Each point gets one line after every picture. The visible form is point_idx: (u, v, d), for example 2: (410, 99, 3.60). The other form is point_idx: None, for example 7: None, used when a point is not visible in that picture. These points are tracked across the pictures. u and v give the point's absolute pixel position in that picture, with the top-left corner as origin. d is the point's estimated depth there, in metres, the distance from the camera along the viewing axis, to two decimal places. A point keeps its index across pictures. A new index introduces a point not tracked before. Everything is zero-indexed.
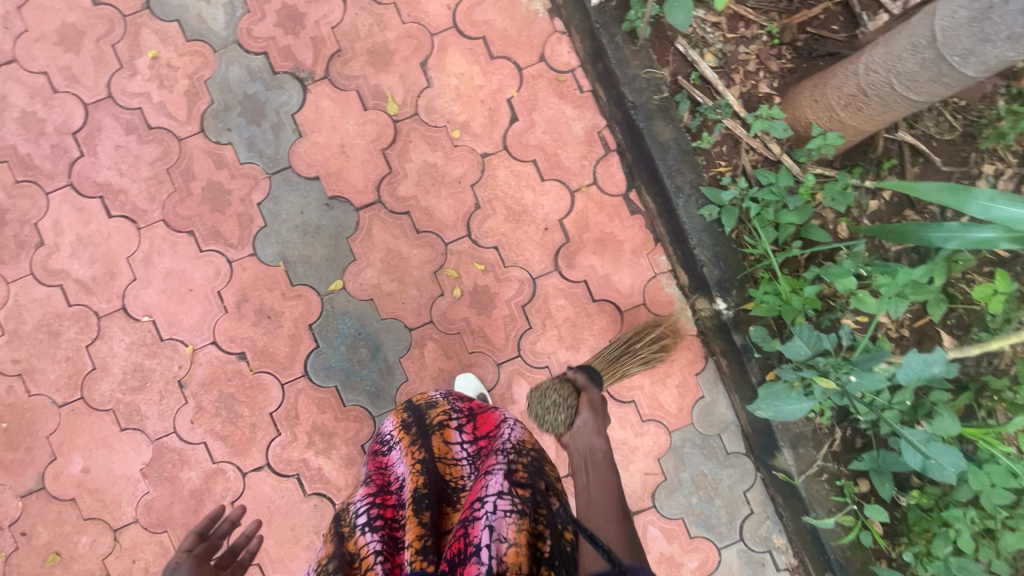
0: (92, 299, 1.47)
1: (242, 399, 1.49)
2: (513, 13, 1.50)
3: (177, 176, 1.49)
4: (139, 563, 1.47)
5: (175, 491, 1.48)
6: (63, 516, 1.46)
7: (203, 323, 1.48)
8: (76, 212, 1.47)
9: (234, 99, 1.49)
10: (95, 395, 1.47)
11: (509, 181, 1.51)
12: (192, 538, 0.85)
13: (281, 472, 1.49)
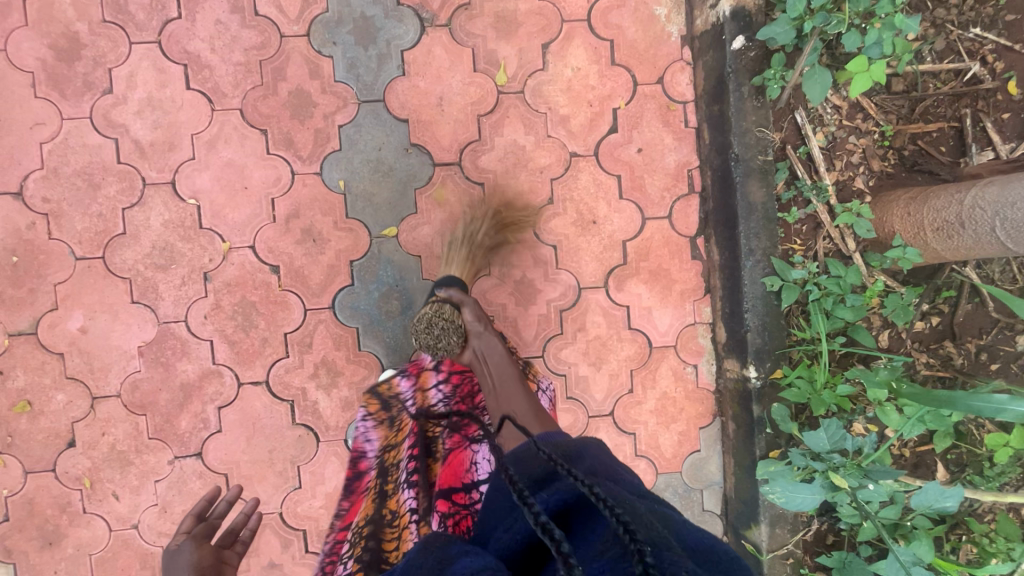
0: (144, 164, 1.42)
1: (261, 311, 1.45)
2: (647, 27, 1.48)
3: (268, 71, 1.43)
4: (108, 437, 1.44)
5: (165, 379, 1.44)
6: (46, 368, 1.42)
7: (247, 225, 1.44)
8: (155, 72, 1.41)
9: (349, 15, 1.44)
10: (116, 260, 1.42)
11: (589, 187, 1.50)
12: (192, 519, 1.04)
13: (277, 393, 1.47)
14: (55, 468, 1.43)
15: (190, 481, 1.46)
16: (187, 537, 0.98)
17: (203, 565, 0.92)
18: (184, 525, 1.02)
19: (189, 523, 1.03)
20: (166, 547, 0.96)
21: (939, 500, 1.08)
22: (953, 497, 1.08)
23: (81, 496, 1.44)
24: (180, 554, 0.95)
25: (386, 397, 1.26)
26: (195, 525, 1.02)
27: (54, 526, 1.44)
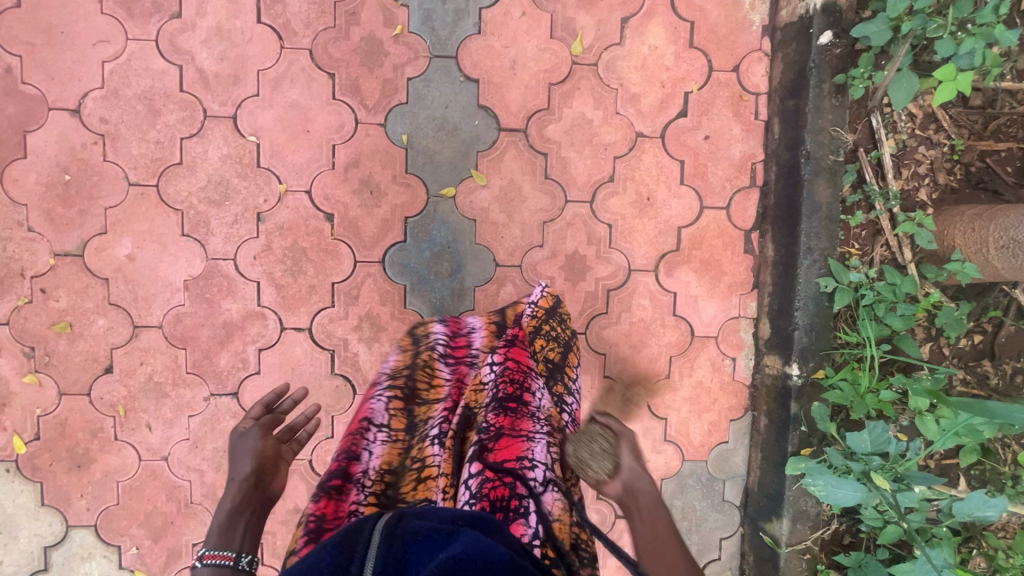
0: (207, 95, 1.38)
1: (311, 258, 1.44)
2: (730, 13, 1.45)
3: (341, 14, 1.40)
4: (146, 367, 1.43)
5: (208, 316, 1.43)
6: (89, 291, 1.40)
7: (305, 168, 1.42)
8: (227, 2, 1.38)
9: None
10: (170, 189, 1.39)
11: (651, 170, 1.49)
12: (258, 409, 1.16)
13: (319, 342, 1.46)
14: (90, 392, 1.42)
15: (223, 420, 1.46)
16: (256, 423, 1.12)
17: (265, 454, 1.06)
18: (253, 412, 1.15)
19: (259, 411, 1.15)
20: (236, 428, 1.10)
21: (981, 509, 1.17)
22: (994, 506, 1.15)
23: (114, 423, 1.44)
24: (253, 434, 1.10)
25: (426, 344, 1.21)
26: (264, 411, 1.16)
27: (83, 450, 1.44)
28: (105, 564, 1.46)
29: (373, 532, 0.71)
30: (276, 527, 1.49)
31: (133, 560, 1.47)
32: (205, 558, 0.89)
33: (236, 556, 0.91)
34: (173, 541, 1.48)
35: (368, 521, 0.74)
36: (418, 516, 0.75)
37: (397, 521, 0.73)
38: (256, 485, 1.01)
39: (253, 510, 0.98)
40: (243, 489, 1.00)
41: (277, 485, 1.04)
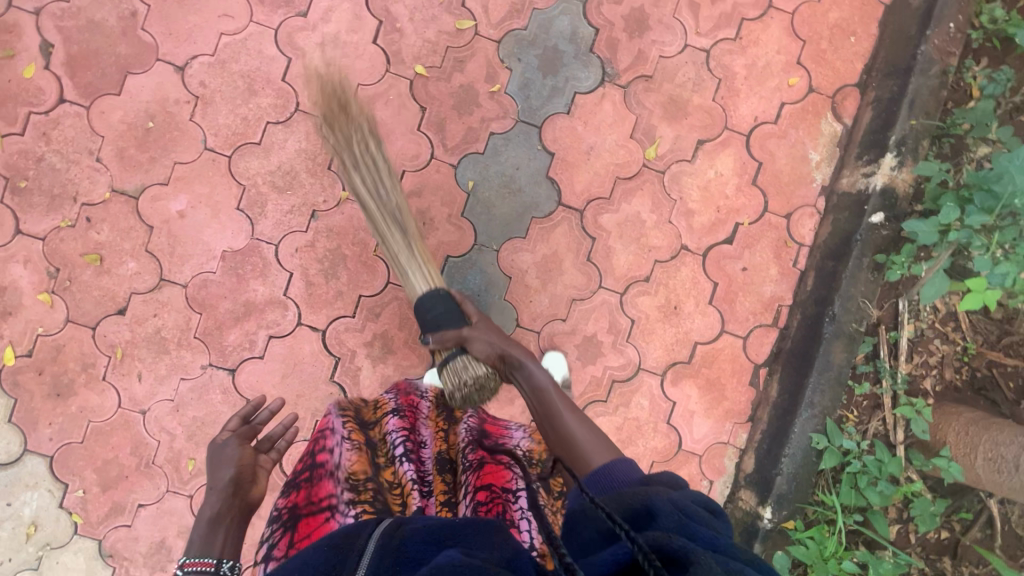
0: (305, 91, 1.46)
1: (348, 265, 1.48)
2: (798, 165, 1.54)
3: (449, 59, 1.49)
4: (157, 320, 1.45)
5: (233, 290, 1.46)
6: (131, 233, 1.43)
7: (371, 183, 1.48)
8: (352, 17, 1.47)
9: (543, 42, 1.51)
10: (241, 164, 1.45)
11: (685, 282, 1.55)
12: (235, 420, 1.12)
13: (328, 346, 1.48)
14: (95, 327, 1.43)
15: (211, 393, 1.46)
16: (224, 445, 1.05)
17: (238, 463, 1.01)
18: (229, 424, 1.11)
19: (235, 423, 1.11)
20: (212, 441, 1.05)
21: None
22: None
23: (107, 363, 1.44)
24: (228, 446, 1.05)
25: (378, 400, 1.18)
26: (239, 428, 1.10)
27: (68, 380, 1.43)
28: (46, 498, 1.44)
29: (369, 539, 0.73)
30: None
31: (74, 503, 1.44)
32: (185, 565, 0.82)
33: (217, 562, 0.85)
34: (119, 496, 1.45)
35: (365, 527, 0.76)
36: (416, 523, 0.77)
37: (393, 528, 0.75)
38: (226, 495, 0.95)
39: (230, 521, 0.92)
40: (219, 498, 0.94)
41: (255, 495, 0.99)
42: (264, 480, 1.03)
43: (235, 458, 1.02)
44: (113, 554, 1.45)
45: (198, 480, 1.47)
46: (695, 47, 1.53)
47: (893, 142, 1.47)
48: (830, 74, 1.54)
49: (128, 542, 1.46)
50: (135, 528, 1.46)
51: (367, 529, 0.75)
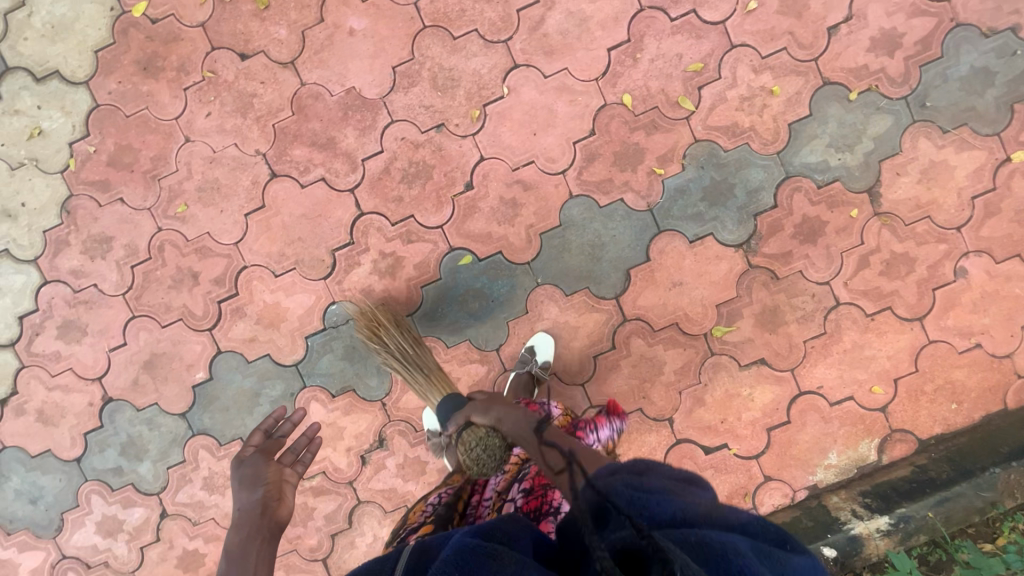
0: (523, 35, 1.45)
1: (425, 186, 1.49)
2: (812, 452, 1.49)
3: (646, 116, 1.46)
4: (260, 88, 1.48)
5: (331, 122, 1.48)
6: (304, 11, 1.46)
7: (500, 146, 1.48)
8: (610, 17, 1.45)
9: (727, 174, 1.46)
10: (426, 41, 1.46)
11: (642, 445, 1.52)
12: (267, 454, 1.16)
13: (354, 227, 1.51)
14: (213, 49, 1.48)
15: (243, 175, 1.50)
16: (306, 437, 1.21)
17: (266, 481, 1.06)
18: (253, 439, 1.18)
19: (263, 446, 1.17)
20: (236, 455, 1.12)
21: None
22: None
23: (197, 82, 1.49)
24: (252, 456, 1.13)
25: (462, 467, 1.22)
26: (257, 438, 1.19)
27: (160, 66, 1.49)
28: (64, 130, 1.51)
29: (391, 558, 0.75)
30: (173, 264, 1.53)
31: (79, 152, 1.51)
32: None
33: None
34: (114, 180, 1.52)
35: (390, 552, 0.77)
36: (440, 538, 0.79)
37: (416, 548, 0.77)
38: (252, 516, 1.01)
39: (260, 538, 0.98)
40: (245, 524, 1.00)
41: (283, 511, 1.04)
42: (288, 498, 1.08)
43: (257, 476, 1.08)
44: (70, 213, 1.52)
45: (175, 224, 1.52)
46: (831, 292, 1.48)
47: (900, 511, 1.40)
48: (908, 414, 1.48)
49: (89, 217, 1.53)
50: (101, 211, 1.52)
51: (391, 557, 0.76)
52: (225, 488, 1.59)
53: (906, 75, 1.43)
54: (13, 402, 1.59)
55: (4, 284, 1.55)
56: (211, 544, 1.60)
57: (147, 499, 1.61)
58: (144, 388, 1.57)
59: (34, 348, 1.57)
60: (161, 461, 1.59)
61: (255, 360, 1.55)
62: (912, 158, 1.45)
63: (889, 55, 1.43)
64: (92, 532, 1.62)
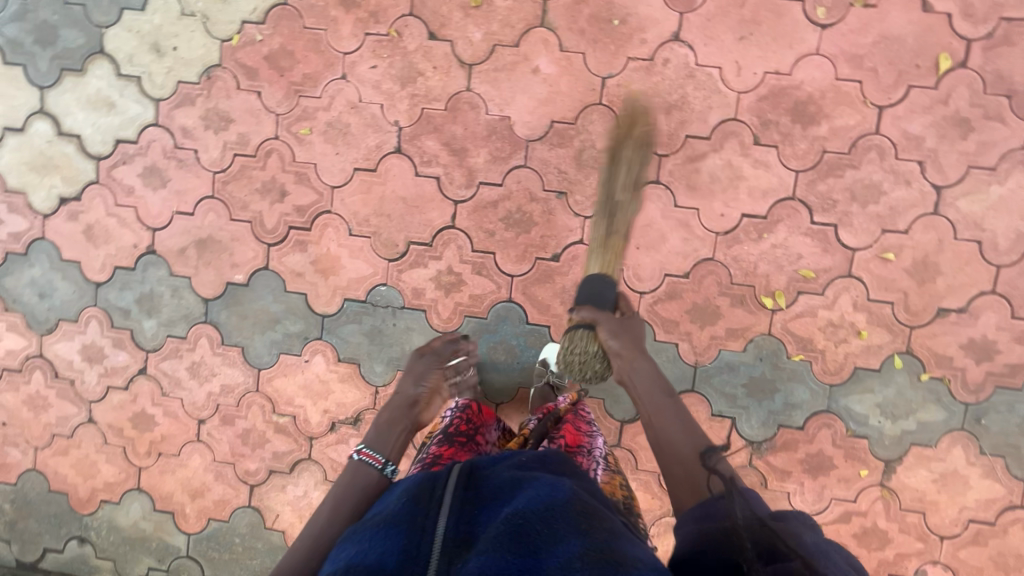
0: (678, 160, 1.48)
1: (519, 235, 1.53)
2: None
3: (740, 289, 1.50)
4: (431, 72, 1.51)
5: (473, 135, 1.52)
6: (506, 29, 1.48)
7: (601, 240, 1.51)
8: (761, 188, 1.47)
9: (777, 376, 1.51)
10: (594, 116, 1.48)
11: None
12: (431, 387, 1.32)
13: (439, 234, 1.55)
14: (411, 14, 1.51)
15: (373, 135, 1.55)
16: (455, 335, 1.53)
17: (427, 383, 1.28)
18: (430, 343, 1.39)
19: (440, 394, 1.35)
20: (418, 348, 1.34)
21: None
22: None
23: (380, 34, 1.52)
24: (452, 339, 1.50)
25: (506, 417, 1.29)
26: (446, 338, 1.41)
27: (357, 1, 1.52)
28: (245, 7, 1.55)
29: (444, 486, 0.83)
30: (271, 175, 1.59)
31: (246, 34, 1.56)
32: (362, 454, 1.10)
33: (384, 462, 1.11)
34: (262, 74, 1.56)
35: (439, 474, 0.85)
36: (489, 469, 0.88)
37: (467, 480, 0.84)
38: (405, 405, 1.24)
39: (404, 427, 1.21)
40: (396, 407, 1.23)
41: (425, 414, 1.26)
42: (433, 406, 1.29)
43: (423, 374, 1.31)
44: (209, 80, 1.57)
45: (291, 140, 1.57)
46: None
47: None
48: None
49: (223, 92, 1.57)
50: (236, 93, 1.57)
51: (441, 478, 0.84)
52: (205, 380, 1.66)
53: (978, 387, 1.47)
54: (71, 205, 1.66)
55: (120, 105, 1.60)
56: (167, 418, 1.69)
57: (136, 350, 1.68)
58: (186, 260, 1.64)
59: (114, 173, 1.63)
60: (165, 327, 1.67)
61: (291, 292, 1.61)
62: (940, 457, 1.48)
63: (975, 361, 1.46)
64: (75, 350, 1.70)
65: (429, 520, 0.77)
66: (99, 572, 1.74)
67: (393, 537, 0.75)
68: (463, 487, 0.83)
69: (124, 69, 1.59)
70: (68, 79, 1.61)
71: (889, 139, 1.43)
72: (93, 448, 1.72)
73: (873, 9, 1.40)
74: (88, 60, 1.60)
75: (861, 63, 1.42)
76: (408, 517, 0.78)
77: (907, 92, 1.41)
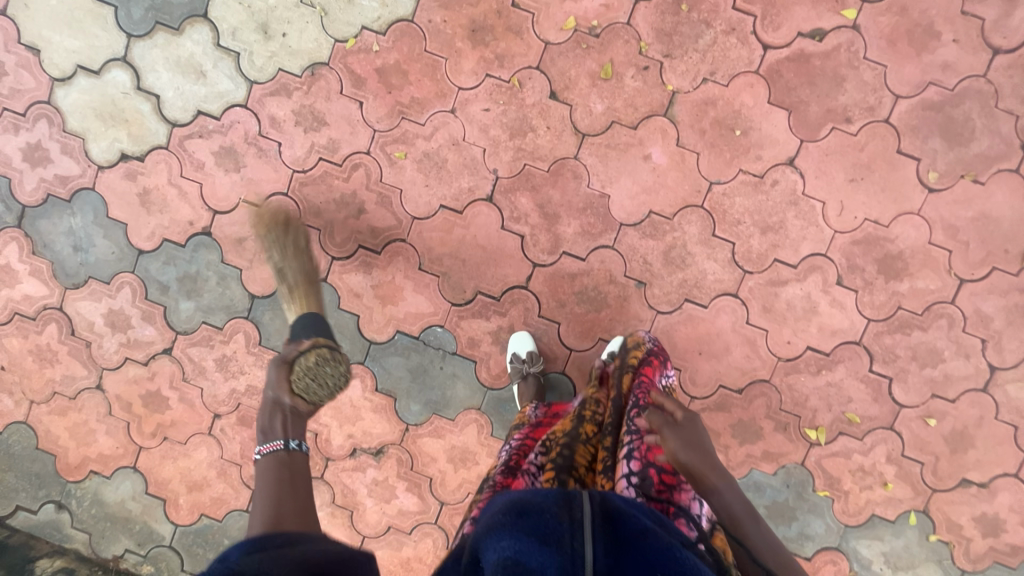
0: (761, 281, 1.49)
1: (588, 312, 1.52)
2: None
3: (785, 416, 1.53)
4: (542, 131, 1.48)
5: (568, 205, 1.49)
6: (628, 110, 1.46)
7: (667, 336, 1.52)
8: (831, 327, 1.50)
9: (798, 506, 1.55)
10: (692, 217, 1.48)
11: None
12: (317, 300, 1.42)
13: (509, 292, 1.53)
14: (537, 68, 1.47)
15: (467, 178, 1.51)
16: (518, 377, 1.49)
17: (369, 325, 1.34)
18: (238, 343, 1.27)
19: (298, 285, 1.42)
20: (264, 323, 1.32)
21: None
22: None
23: (501, 79, 1.48)
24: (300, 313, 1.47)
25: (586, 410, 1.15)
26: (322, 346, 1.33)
27: (486, 39, 1.47)
28: (369, 14, 1.48)
29: (586, 509, 0.73)
30: (353, 188, 1.53)
31: (363, 40, 1.49)
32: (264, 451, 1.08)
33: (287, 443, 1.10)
34: (369, 85, 1.50)
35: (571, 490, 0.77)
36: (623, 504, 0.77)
37: (603, 512, 0.73)
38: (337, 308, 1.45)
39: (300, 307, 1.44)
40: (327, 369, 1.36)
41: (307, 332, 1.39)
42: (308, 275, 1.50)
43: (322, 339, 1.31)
44: (312, 76, 1.50)
45: (382, 160, 1.52)
46: None
47: None
48: None
49: (324, 93, 1.51)
50: (336, 97, 1.51)
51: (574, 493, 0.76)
52: (231, 376, 1.60)
53: (978, 558, 1.54)
54: (131, 164, 1.56)
55: (211, 76, 1.51)
56: (182, 404, 1.62)
57: (166, 328, 1.60)
58: (242, 251, 1.57)
59: (186, 143, 1.54)
60: (203, 312, 1.59)
61: (344, 311, 1.56)
62: None
63: (981, 534, 1.53)
64: (100, 312, 1.61)
65: (576, 541, 0.68)
66: (70, 542, 1.65)
67: (531, 546, 0.66)
68: (598, 506, 0.75)
69: (224, 41, 1.50)
70: (161, 34, 1.51)
71: (962, 311, 1.47)
72: (94, 415, 1.64)
73: (981, 186, 1.44)
74: (187, 21, 1.50)
75: (956, 234, 1.45)
76: (550, 532, 0.68)
77: (990, 273, 1.46)
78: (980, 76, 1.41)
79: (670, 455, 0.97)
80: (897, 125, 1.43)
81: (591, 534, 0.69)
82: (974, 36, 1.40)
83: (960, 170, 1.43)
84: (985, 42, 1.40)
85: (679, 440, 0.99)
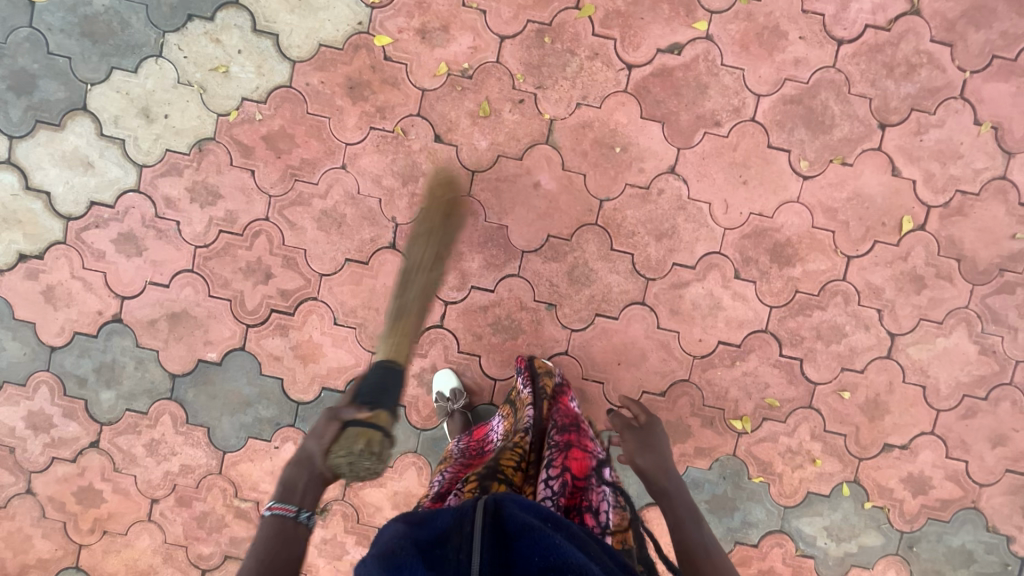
0: (665, 286, 1.55)
1: (505, 341, 1.55)
2: None
3: (710, 411, 1.58)
4: (434, 173, 1.52)
5: (470, 241, 1.53)
6: (512, 143, 1.52)
7: (585, 352, 1.56)
8: (737, 319, 1.56)
9: (737, 495, 1.59)
10: (589, 235, 1.53)
11: None
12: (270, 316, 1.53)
13: (426, 332, 1.55)
14: (418, 114, 1.51)
15: (368, 228, 1.54)
16: (444, 415, 1.52)
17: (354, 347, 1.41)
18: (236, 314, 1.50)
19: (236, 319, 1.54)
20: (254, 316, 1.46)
21: None
22: None
23: (385, 129, 1.52)
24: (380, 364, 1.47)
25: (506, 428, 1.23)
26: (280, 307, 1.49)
27: (364, 94, 1.51)
28: (247, 85, 1.51)
29: (473, 521, 0.75)
30: (258, 255, 1.54)
31: (245, 110, 1.52)
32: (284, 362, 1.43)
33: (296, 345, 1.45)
34: (258, 153, 1.52)
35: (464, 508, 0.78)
36: (515, 508, 0.78)
37: (493, 518, 0.75)
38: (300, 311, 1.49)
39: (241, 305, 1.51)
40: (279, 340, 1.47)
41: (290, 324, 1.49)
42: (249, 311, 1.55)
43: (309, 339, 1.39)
44: (200, 152, 1.52)
45: (282, 223, 1.54)
46: None
47: None
48: None
49: (214, 167, 1.53)
50: (228, 169, 1.53)
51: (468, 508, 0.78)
52: (163, 459, 1.59)
53: (913, 517, 1.59)
54: (31, 263, 1.55)
55: (99, 166, 1.52)
56: (116, 494, 1.60)
57: (89, 421, 1.59)
58: (155, 332, 1.56)
59: (84, 235, 1.54)
60: (125, 399, 1.58)
61: (266, 376, 1.57)
62: None
63: (912, 494, 1.59)
64: (20, 416, 1.59)
65: (462, 552, 0.70)
66: None
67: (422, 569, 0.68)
68: (490, 514, 0.76)
69: (107, 130, 1.52)
70: (42, 132, 1.52)
71: (855, 286, 1.55)
72: (28, 521, 1.60)
73: (850, 167, 1.52)
74: (67, 115, 1.51)
75: (835, 215, 1.53)
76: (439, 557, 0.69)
77: (873, 246, 1.54)
78: (830, 67, 1.50)
79: (633, 457, 1.23)
80: (763, 122, 1.51)
81: (482, 533, 0.72)
82: (818, 31, 1.50)
83: (828, 155, 1.52)
84: (829, 35, 1.50)
85: (634, 447, 1.25)
